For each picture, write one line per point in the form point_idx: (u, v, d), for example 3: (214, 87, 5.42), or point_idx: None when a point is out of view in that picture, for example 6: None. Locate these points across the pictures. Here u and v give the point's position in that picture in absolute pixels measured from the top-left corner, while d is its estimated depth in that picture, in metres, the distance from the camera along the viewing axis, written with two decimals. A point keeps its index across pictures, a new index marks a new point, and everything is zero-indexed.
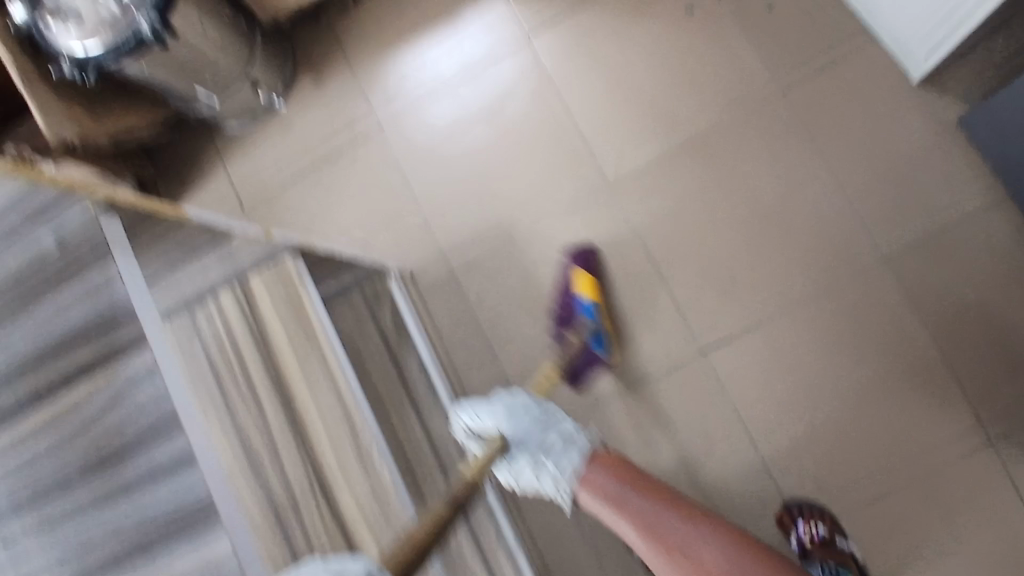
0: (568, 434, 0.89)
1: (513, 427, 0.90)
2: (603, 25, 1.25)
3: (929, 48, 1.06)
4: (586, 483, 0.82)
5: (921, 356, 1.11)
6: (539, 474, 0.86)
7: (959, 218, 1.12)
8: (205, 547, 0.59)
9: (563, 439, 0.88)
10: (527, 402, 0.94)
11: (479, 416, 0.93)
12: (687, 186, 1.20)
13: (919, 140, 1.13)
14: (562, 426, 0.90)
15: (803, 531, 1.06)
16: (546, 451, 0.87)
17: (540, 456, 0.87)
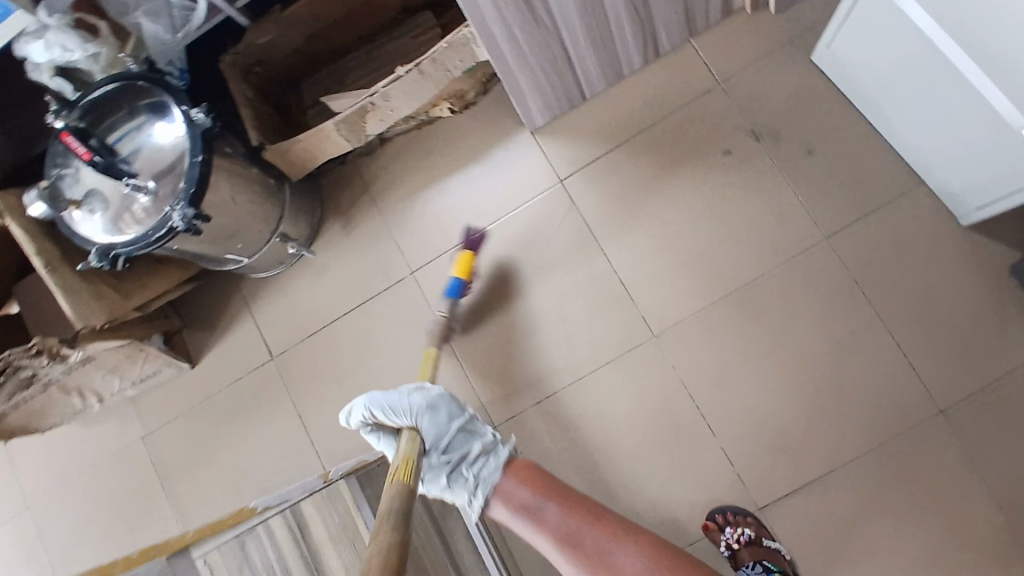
0: (486, 437, 1.00)
1: (427, 426, 0.97)
2: (638, 167, 1.24)
3: (981, 203, 1.05)
4: (501, 494, 0.95)
5: (993, 514, 1.07)
6: (454, 481, 0.96)
7: (1018, 370, 1.09)
8: None
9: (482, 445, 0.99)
10: (443, 407, 0.99)
11: (392, 405, 0.98)
12: (734, 335, 1.17)
13: (971, 289, 1.12)
14: (476, 426, 1.01)
15: (731, 536, 1.09)
16: (466, 455, 0.97)
17: (456, 460, 0.97)
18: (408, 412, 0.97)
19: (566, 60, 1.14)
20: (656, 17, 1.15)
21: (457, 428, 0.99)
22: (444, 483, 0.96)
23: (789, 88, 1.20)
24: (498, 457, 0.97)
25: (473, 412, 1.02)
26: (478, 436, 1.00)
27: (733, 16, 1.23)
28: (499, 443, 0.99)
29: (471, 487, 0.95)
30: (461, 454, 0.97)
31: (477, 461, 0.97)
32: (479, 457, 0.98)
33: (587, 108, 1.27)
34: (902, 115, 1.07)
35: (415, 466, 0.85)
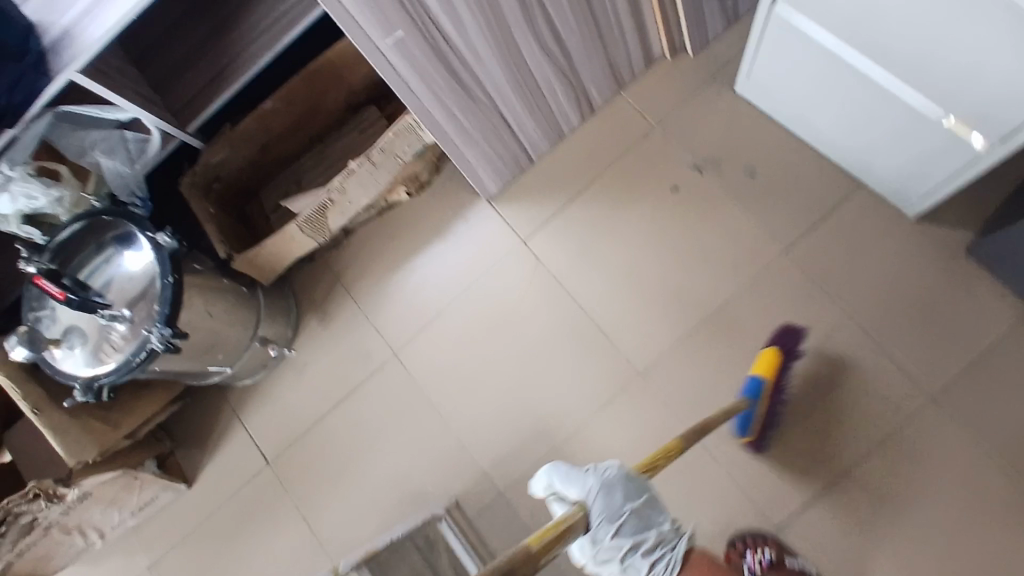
0: (661, 522, 0.89)
1: (606, 503, 0.88)
2: (596, 216, 1.29)
3: (922, 195, 1.10)
4: None
5: (1003, 491, 1.08)
6: (629, 563, 0.89)
7: (995, 345, 1.12)
8: None
9: (668, 530, 0.90)
10: (620, 478, 0.89)
11: (568, 481, 0.94)
12: (720, 361, 1.19)
13: (933, 275, 1.16)
14: (654, 515, 0.89)
15: (753, 560, 1.07)
16: (641, 541, 0.88)
17: (637, 541, 0.88)
18: (582, 488, 0.92)
19: (507, 128, 1.23)
20: (584, 75, 1.23)
21: (626, 526, 0.87)
22: (606, 560, 0.90)
23: (720, 119, 1.27)
24: (685, 542, 0.89)
25: (651, 483, 0.91)
26: (651, 524, 0.89)
27: (654, 62, 1.31)
28: (677, 532, 0.90)
29: (658, 571, 0.88)
30: (638, 536, 0.88)
31: (662, 546, 0.89)
32: (662, 544, 0.89)
33: (537, 169, 1.33)
34: (828, 127, 1.14)
35: (574, 537, 0.77)
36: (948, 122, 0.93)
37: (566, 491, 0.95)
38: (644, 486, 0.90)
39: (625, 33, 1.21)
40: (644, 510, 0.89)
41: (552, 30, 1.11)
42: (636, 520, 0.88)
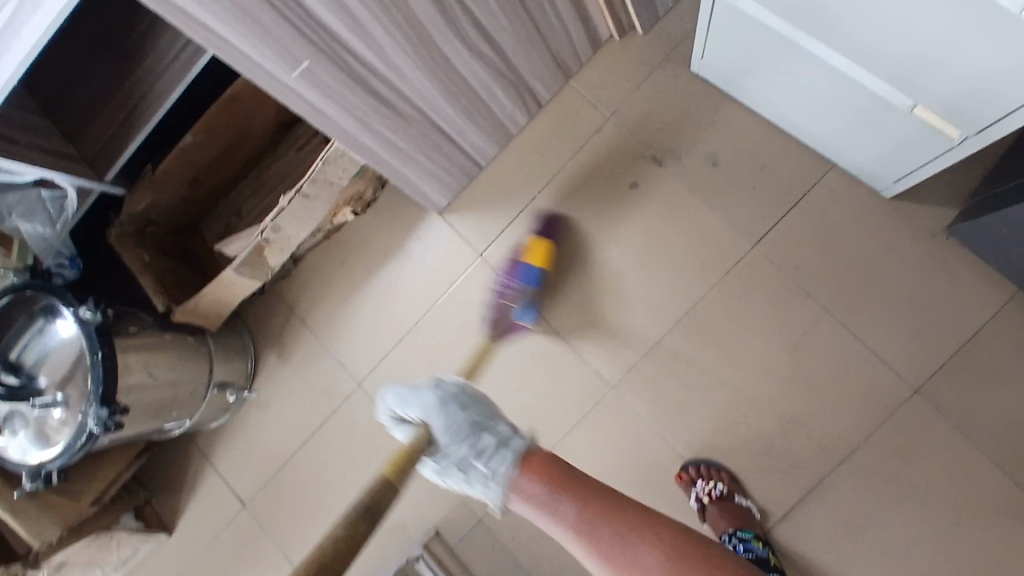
0: (501, 429, 0.94)
1: (439, 419, 0.94)
2: (553, 221, 1.21)
3: (897, 175, 1.02)
4: (515, 488, 0.87)
5: (993, 478, 1.05)
6: (469, 477, 0.92)
7: (979, 328, 1.07)
8: None
9: (500, 435, 0.92)
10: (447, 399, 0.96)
11: (406, 401, 0.98)
12: (693, 366, 1.15)
13: (913, 258, 1.09)
14: (480, 417, 0.94)
15: (702, 489, 1.09)
16: (482, 450, 0.91)
17: (467, 462, 0.92)
18: (420, 407, 0.96)
19: (448, 140, 1.13)
20: (524, 72, 1.13)
21: (459, 422, 0.93)
22: (453, 475, 0.94)
23: (677, 104, 1.17)
24: (514, 452, 0.90)
25: (468, 387, 0.99)
26: (490, 429, 0.93)
27: (602, 45, 1.20)
28: (524, 439, 0.92)
29: (486, 479, 0.90)
30: (457, 459, 0.92)
31: (494, 457, 0.90)
32: (497, 453, 0.90)
33: (488, 174, 1.24)
34: (791, 107, 1.04)
35: (415, 455, 0.87)
36: (920, 110, 0.83)
37: (403, 414, 0.99)
38: (475, 398, 0.97)
39: (565, 22, 1.10)
40: (476, 429, 0.93)
41: (484, 34, 1.00)
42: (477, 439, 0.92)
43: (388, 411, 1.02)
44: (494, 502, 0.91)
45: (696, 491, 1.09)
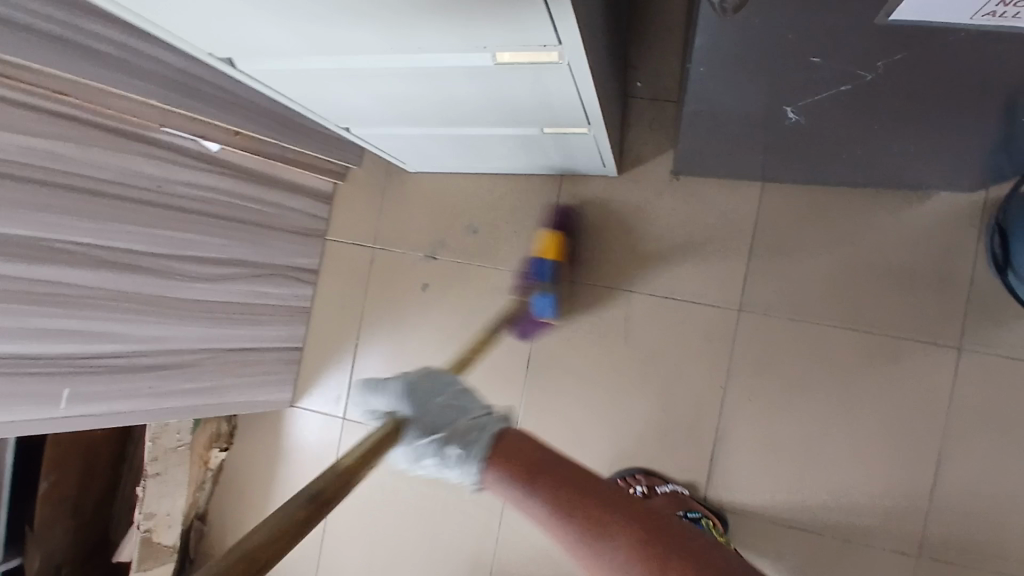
0: (484, 415, 0.75)
1: (414, 406, 0.74)
2: (381, 354, 1.29)
3: (601, 162, 1.10)
4: (490, 470, 0.69)
5: (846, 337, 1.12)
6: (444, 456, 0.72)
7: (752, 227, 1.14)
8: None
9: (474, 420, 0.74)
10: (445, 393, 0.77)
11: (378, 391, 0.77)
12: (559, 401, 1.20)
13: (668, 207, 1.17)
14: (467, 429, 0.73)
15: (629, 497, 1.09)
16: (456, 437, 0.72)
17: (440, 439, 0.72)
18: (399, 409, 0.75)
19: (251, 349, 1.22)
20: (276, 258, 1.23)
21: (444, 410, 0.75)
22: (423, 454, 0.73)
23: (418, 201, 1.27)
24: (492, 430, 0.72)
25: (457, 380, 0.78)
26: (467, 429, 0.73)
27: (333, 194, 1.31)
28: (498, 418, 0.74)
29: (457, 460, 0.71)
30: (448, 428, 0.73)
31: (472, 433, 0.72)
32: (473, 432, 0.72)
33: (310, 348, 1.34)
34: (487, 159, 1.12)
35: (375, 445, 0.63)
36: (547, 130, 0.92)
37: (379, 407, 0.78)
38: (446, 388, 0.77)
39: (281, 203, 1.21)
40: (472, 426, 0.73)
41: (209, 260, 1.10)
42: (454, 419, 0.74)
43: (368, 395, 0.78)
44: (464, 482, 0.71)
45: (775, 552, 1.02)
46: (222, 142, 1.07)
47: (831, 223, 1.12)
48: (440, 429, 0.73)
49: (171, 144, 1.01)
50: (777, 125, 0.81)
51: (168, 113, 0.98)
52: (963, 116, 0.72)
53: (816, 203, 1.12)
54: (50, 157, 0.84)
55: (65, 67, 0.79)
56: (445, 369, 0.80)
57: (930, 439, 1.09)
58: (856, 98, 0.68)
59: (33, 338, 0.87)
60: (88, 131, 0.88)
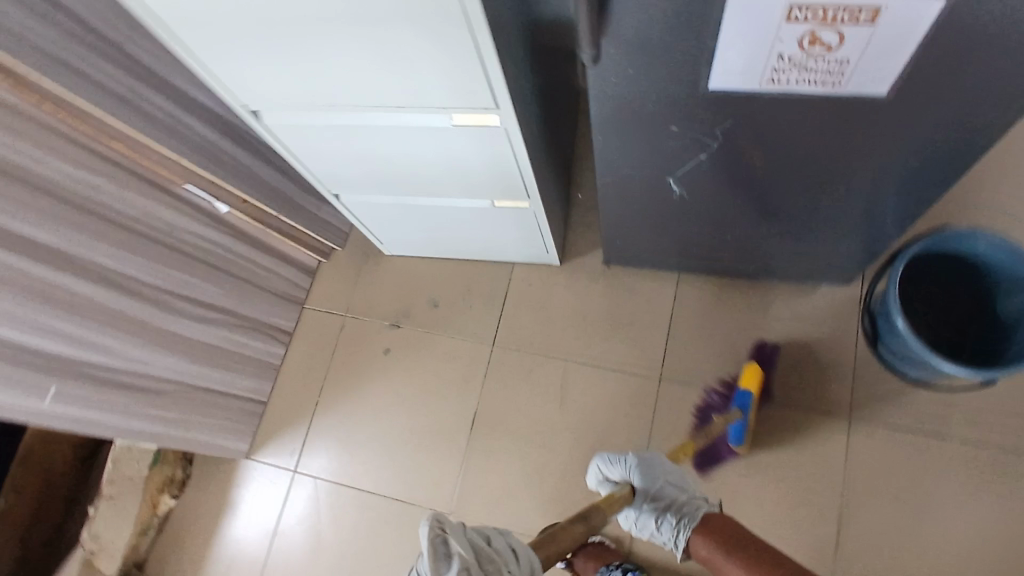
0: (698, 503, 1.03)
1: (646, 482, 1.07)
2: (337, 411, 1.41)
3: (544, 248, 1.33)
4: (699, 534, 0.96)
5: (751, 410, 1.26)
6: (661, 523, 1.03)
7: (670, 312, 1.34)
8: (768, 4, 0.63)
9: (692, 501, 1.03)
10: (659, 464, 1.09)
11: (613, 462, 1.13)
12: (496, 459, 1.32)
13: (600, 291, 1.37)
14: (674, 487, 1.06)
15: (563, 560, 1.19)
16: (670, 505, 1.03)
17: (665, 504, 1.04)
18: (624, 473, 1.10)
19: (220, 393, 1.35)
20: (258, 314, 1.39)
21: (655, 484, 1.06)
22: (648, 518, 1.05)
23: (389, 278, 1.47)
24: (697, 514, 0.99)
25: (682, 471, 1.09)
26: (683, 501, 1.03)
27: (316, 269, 1.52)
28: (702, 503, 1.02)
29: (670, 528, 1.01)
30: (671, 500, 1.04)
31: (687, 506, 1.02)
32: (687, 508, 1.01)
33: (275, 405, 1.45)
34: (451, 241, 1.34)
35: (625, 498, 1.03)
36: (495, 204, 1.15)
37: (609, 473, 1.14)
38: (672, 473, 1.08)
39: (271, 267, 1.41)
40: (686, 503, 1.03)
41: (201, 302, 1.27)
42: (679, 499, 1.04)
43: (598, 467, 1.16)
44: (673, 545, 1.00)
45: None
46: (231, 205, 1.28)
47: (736, 311, 1.32)
48: (664, 504, 1.04)
49: (190, 200, 1.22)
50: (669, 201, 1.06)
51: (190, 173, 1.19)
52: (796, 194, 0.97)
53: (723, 294, 1.34)
54: (90, 186, 1.04)
55: (116, 114, 1.02)
56: (656, 454, 1.11)
57: (827, 506, 1.20)
58: (714, 169, 0.94)
59: (38, 333, 1.01)
60: (126, 176, 1.09)
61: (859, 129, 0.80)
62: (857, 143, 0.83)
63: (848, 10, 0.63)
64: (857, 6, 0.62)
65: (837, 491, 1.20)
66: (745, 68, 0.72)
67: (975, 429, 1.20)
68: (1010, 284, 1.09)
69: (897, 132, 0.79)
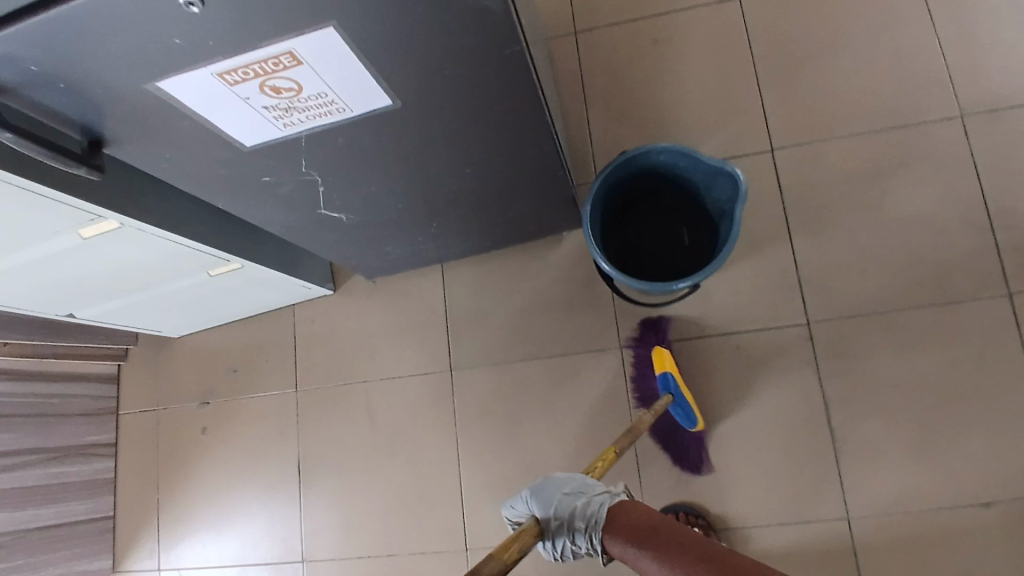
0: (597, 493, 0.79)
1: (544, 504, 0.80)
2: (181, 499, 1.45)
3: (304, 286, 1.35)
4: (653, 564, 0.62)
5: (536, 366, 1.34)
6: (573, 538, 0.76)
7: (442, 301, 1.40)
8: (197, 82, 0.65)
9: (595, 501, 0.77)
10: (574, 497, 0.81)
11: (522, 503, 0.86)
12: (330, 493, 1.37)
13: (376, 305, 1.42)
14: (580, 491, 0.80)
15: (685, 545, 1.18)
16: (571, 512, 0.77)
17: (567, 519, 0.77)
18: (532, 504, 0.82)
19: (59, 527, 1.36)
20: (71, 439, 1.40)
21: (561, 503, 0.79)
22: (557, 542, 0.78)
23: (187, 359, 1.49)
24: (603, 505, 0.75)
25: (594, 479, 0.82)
26: (581, 502, 0.77)
27: (119, 373, 1.53)
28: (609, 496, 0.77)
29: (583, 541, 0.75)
30: (571, 511, 0.77)
31: (588, 509, 0.76)
32: (587, 508, 0.76)
33: (124, 515, 1.48)
34: (216, 309, 1.36)
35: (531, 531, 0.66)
36: (215, 273, 1.15)
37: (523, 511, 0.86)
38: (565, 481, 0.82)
39: (70, 391, 1.41)
40: (591, 505, 0.76)
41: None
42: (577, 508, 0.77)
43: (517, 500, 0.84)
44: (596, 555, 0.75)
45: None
46: None
47: (498, 280, 1.38)
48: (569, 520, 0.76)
49: None
50: (343, 221, 1.08)
51: None
52: (433, 178, 1.00)
53: (482, 269, 1.39)
54: None
55: None
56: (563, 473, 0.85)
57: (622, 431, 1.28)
58: (341, 189, 0.95)
59: None
60: None
61: (409, 126, 0.82)
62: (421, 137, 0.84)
63: (267, 61, 0.64)
64: (281, 54, 0.63)
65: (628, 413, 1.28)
66: (248, 125, 0.74)
67: (724, 316, 1.28)
68: (704, 182, 1.13)
69: (440, 118, 0.82)
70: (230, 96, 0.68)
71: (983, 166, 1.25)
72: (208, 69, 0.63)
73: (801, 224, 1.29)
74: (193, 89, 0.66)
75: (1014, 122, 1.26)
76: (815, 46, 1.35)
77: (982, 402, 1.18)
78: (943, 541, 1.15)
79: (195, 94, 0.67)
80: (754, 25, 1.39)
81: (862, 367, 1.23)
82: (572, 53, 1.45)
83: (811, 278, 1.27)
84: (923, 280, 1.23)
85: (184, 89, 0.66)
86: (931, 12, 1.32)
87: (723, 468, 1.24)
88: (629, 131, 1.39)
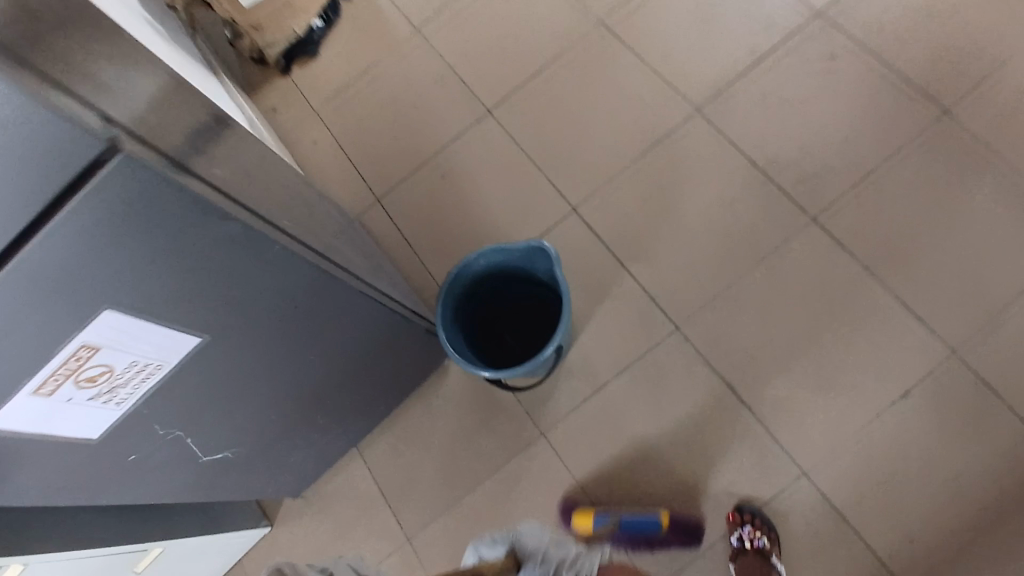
0: (576, 553, 1.05)
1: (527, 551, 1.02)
2: None
3: (240, 534, 1.36)
4: None
5: (481, 491, 1.38)
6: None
7: (374, 477, 1.45)
8: (18, 409, 0.73)
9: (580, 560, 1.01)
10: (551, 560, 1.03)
11: (487, 549, 1.02)
12: None
13: (318, 515, 1.44)
14: (567, 550, 1.06)
15: (747, 532, 1.18)
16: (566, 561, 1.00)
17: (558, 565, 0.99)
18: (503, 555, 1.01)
19: None
20: None
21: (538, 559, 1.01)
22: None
23: None
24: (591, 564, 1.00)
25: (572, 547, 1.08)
26: (568, 555, 1.02)
27: None
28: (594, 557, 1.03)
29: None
30: (559, 560, 1.00)
31: (578, 563, 1.00)
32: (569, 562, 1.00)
33: None
34: None
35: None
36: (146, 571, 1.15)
37: (490, 555, 1.02)
38: (529, 543, 1.05)
39: None
40: (585, 562, 1.01)
41: None
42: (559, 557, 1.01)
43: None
44: None
45: (738, 530, 1.19)
46: None
47: (412, 434, 1.45)
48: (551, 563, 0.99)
49: None
50: (235, 457, 1.13)
51: None
52: (290, 381, 1.08)
53: (395, 431, 1.47)
54: None
55: None
56: (524, 536, 1.06)
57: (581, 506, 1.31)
58: (209, 432, 1.02)
59: None
60: None
61: (237, 353, 0.92)
62: (246, 350, 0.93)
63: (69, 362, 0.72)
64: (75, 352, 0.72)
65: (577, 488, 1.32)
66: (88, 420, 0.81)
67: (609, 361, 1.38)
68: (524, 262, 1.26)
69: (256, 331, 0.92)
70: (55, 404, 0.76)
71: (736, 138, 1.43)
72: (21, 394, 0.71)
73: (629, 255, 1.43)
74: (18, 415, 0.73)
75: (740, 96, 1.46)
76: (564, 119, 1.57)
77: (847, 319, 1.27)
78: (889, 451, 1.19)
79: (24, 418, 0.74)
80: (511, 127, 1.60)
81: (741, 342, 1.32)
82: (381, 218, 1.61)
83: (660, 292, 1.39)
84: (745, 248, 1.37)
85: (11, 420, 0.73)
86: (636, 52, 1.56)
87: (679, 493, 1.27)
88: (457, 254, 1.54)
